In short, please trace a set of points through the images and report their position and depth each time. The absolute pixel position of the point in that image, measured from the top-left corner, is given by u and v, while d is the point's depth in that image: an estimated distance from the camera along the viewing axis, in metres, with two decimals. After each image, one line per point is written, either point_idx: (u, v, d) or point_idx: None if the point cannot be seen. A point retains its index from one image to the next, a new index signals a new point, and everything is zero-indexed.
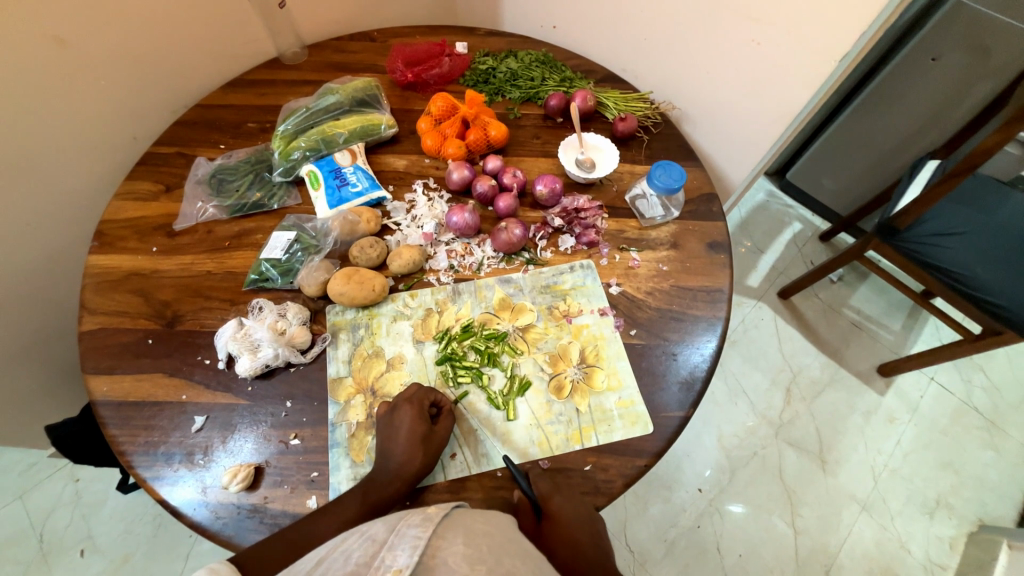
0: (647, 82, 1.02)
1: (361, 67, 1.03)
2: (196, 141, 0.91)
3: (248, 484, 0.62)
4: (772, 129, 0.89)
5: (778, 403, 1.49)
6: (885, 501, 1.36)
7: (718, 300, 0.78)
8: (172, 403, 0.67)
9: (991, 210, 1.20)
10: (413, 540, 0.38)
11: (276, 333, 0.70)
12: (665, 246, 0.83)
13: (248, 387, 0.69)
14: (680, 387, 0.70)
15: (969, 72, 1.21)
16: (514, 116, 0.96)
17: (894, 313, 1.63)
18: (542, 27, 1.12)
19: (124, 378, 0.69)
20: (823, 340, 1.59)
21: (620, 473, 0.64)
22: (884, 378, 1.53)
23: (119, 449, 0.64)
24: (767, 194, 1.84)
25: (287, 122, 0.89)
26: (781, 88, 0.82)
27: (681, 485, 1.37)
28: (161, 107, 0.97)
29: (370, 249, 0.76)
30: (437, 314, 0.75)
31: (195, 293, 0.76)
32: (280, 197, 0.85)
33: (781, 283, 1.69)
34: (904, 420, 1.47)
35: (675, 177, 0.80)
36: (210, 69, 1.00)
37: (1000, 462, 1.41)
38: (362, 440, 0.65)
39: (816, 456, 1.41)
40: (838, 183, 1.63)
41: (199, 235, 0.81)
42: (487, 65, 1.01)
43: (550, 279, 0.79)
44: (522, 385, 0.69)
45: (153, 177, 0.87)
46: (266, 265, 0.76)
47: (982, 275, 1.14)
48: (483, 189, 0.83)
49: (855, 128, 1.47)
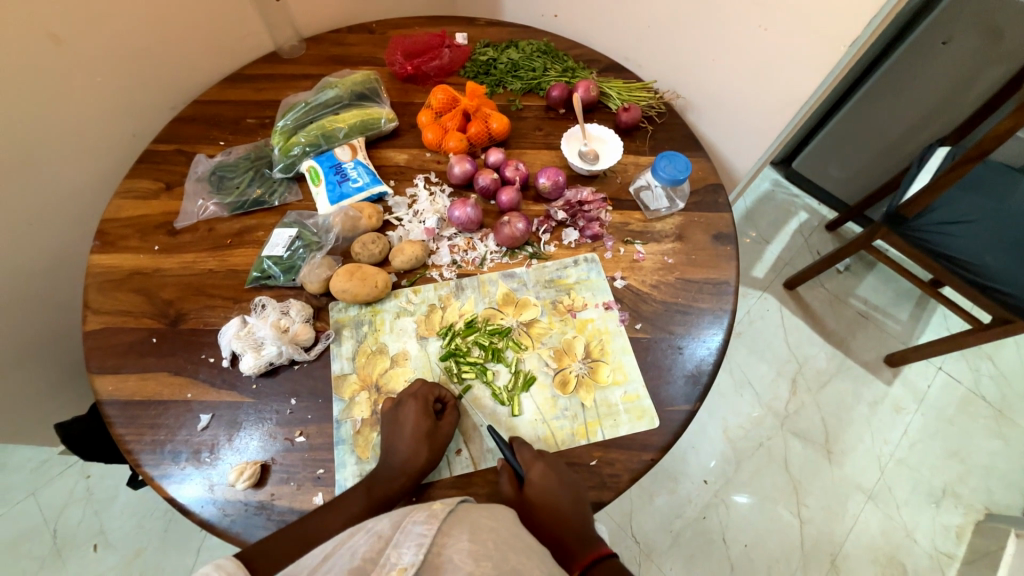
0: (651, 71, 1.01)
1: (360, 60, 1.01)
2: (196, 138, 0.90)
3: (255, 482, 0.62)
4: (779, 117, 0.87)
5: (784, 394, 1.48)
6: (891, 491, 1.35)
7: (723, 292, 0.77)
8: (178, 402, 0.67)
9: (1002, 197, 1.18)
10: (418, 538, 0.38)
11: (279, 330, 0.70)
12: (670, 238, 0.81)
13: (252, 385, 0.69)
14: (686, 381, 0.70)
15: (981, 55, 1.18)
16: (516, 107, 0.95)
17: (901, 302, 1.61)
18: (543, 16, 1.10)
19: (130, 377, 0.69)
20: (829, 331, 1.58)
21: (626, 467, 0.64)
22: (891, 368, 1.52)
23: (127, 448, 0.65)
24: (772, 183, 1.81)
25: (286, 118, 0.88)
26: (789, 75, 0.81)
27: (687, 476, 1.37)
28: (160, 104, 0.96)
29: (372, 246, 0.76)
30: (440, 310, 0.75)
31: (198, 291, 0.76)
32: (281, 193, 0.84)
33: (787, 273, 1.67)
34: (911, 410, 1.46)
35: (680, 169, 0.79)
36: (208, 65, 0.99)
37: (1008, 451, 1.40)
38: (367, 437, 0.65)
39: (822, 447, 1.41)
40: (845, 171, 1.61)
41: (201, 233, 0.81)
42: (487, 56, 1.00)
43: (554, 273, 0.78)
44: (526, 380, 0.69)
45: (153, 175, 0.86)
46: (268, 262, 0.76)
47: (993, 263, 1.13)
48: (484, 183, 0.82)
49: (862, 115, 1.44)
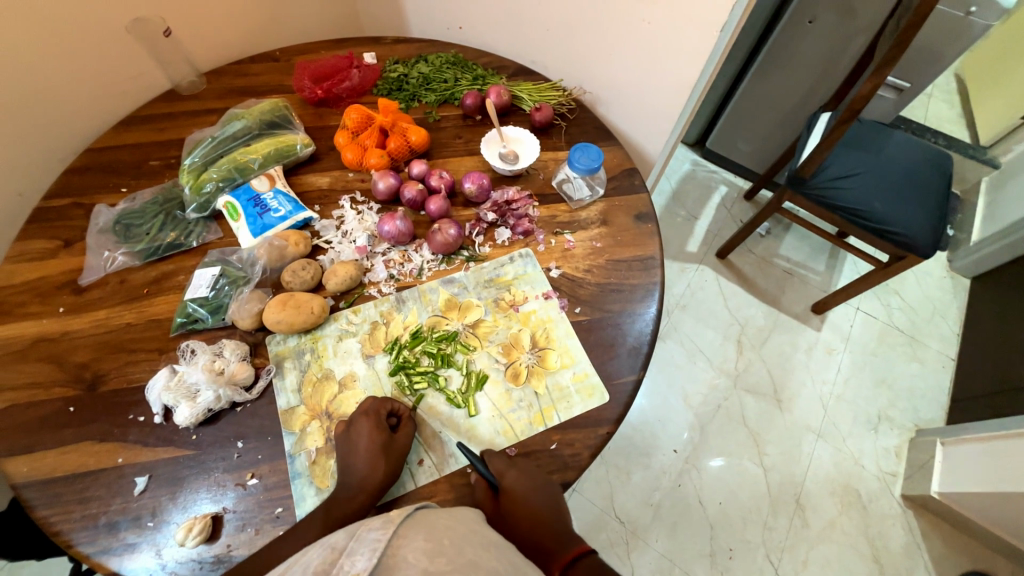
0: (557, 71, 1.06)
1: (267, 89, 0.99)
2: (94, 188, 0.84)
3: (207, 536, 0.59)
4: (676, 100, 0.95)
5: (732, 356, 1.59)
6: (836, 425, 1.49)
7: (651, 266, 0.82)
8: (108, 469, 0.62)
9: (878, 153, 1.36)
10: (373, 543, 0.37)
11: (213, 373, 0.66)
12: (596, 224, 0.86)
13: (192, 435, 0.65)
14: (629, 353, 0.74)
15: (841, 32, 1.34)
16: (433, 119, 0.97)
17: (817, 255, 1.78)
18: (448, 29, 1.13)
19: (47, 454, 0.63)
20: (761, 290, 1.71)
21: (585, 445, 0.67)
22: (818, 315, 1.67)
23: (53, 530, 0.59)
24: (691, 163, 1.95)
25: (193, 155, 0.84)
26: (677, 62, 0.88)
27: (658, 449, 1.43)
28: (46, 157, 0.89)
29: (303, 272, 0.74)
30: (384, 325, 0.74)
31: (117, 348, 0.71)
32: (199, 233, 0.81)
33: (717, 244, 1.79)
34: (841, 349, 1.61)
35: (594, 158, 0.84)
36: (98, 110, 0.93)
37: (924, 371, 1.58)
38: (324, 465, 0.64)
39: (772, 397, 1.52)
40: (751, 144, 1.76)
41: (112, 286, 0.76)
42: (398, 73, 1.01)
43: (492, 273, 0.80)
44: (479, 379, 0.70)
45: (49, 234, 0.79)
46: (192, 305, 0.72)
47: (879, 208, 1.29)
48: (411, 195, 0.83)
49: (757, 92, 1.60)
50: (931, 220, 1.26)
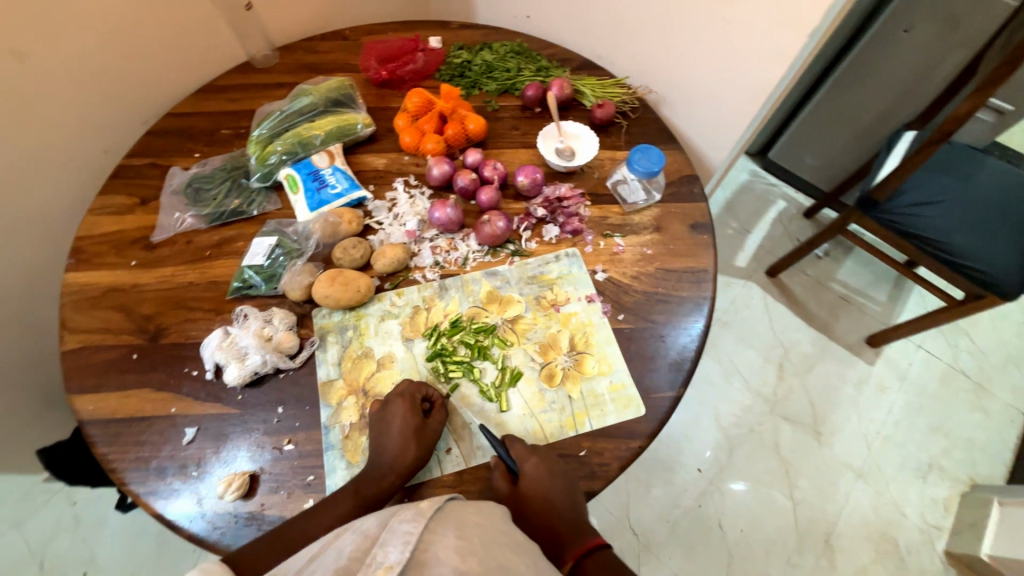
0: (624, 67, 1.02)
1: (335, 67, 1.01)
2: (170, 151, 0.89)
3: (244, 493, 0.62)
4: (748, 107, 0.90)
5: (772, 380, 1.51)
6: (879, 467, 1.39)
7: (703, 279, 0.78)
8: (162, 417, 0.67)
9: (967, 178, 1.23)
10: (405, 535, 0.38)
11: (262, 339, 0.69)
12: (649, 230, 0.83)
13: (237, 396, 0.68)
14: (670, 367, 0.71)
15: (940, 44, 1.22)
16: (492, 108, 0.96)
17: (879, 284, 1.66)
18: (516, 17, 1.11)
19: (111, 395, 0.68)
20: (812, 315, 1.61)
21: (614, 456, 0.65)
22: (873, 348, 1.55)
23: (111, 466, 0.64)
24: (750, 174, 1.85)
25: (261, 127, 0.88)
26: (756, 66, 0.83)
27: (681, 466, 1.38)
28: (131, 118, 0.95)
29: (354, 250, 0.76)
30: (425, 310, 0.75)
31: (178, 304, 0.75)
32: (260, 202, 0.84)
33: (768, 261, 1.70)
34: (894, 387, 1.50)
35: (654, 161, 0.81)
36: (182, 78, 0.98)
37: (988, 422, 1.44)
38: (357, 441, 0.65)
39: (811, 429, 1.44)
40: (819, 158, 1.65)
41: (179, 246, 0.80)
42: (461, 59, 1.00)
43: (536, 270, 0.79)
44: (514, 375, 0.70)
45: (128, 191, 0.85)
46: (249, 271, 0.76)
47: (960, 241, 1.17)
48: (463, 183, 0.83)
49: (834, 103, 1.48)
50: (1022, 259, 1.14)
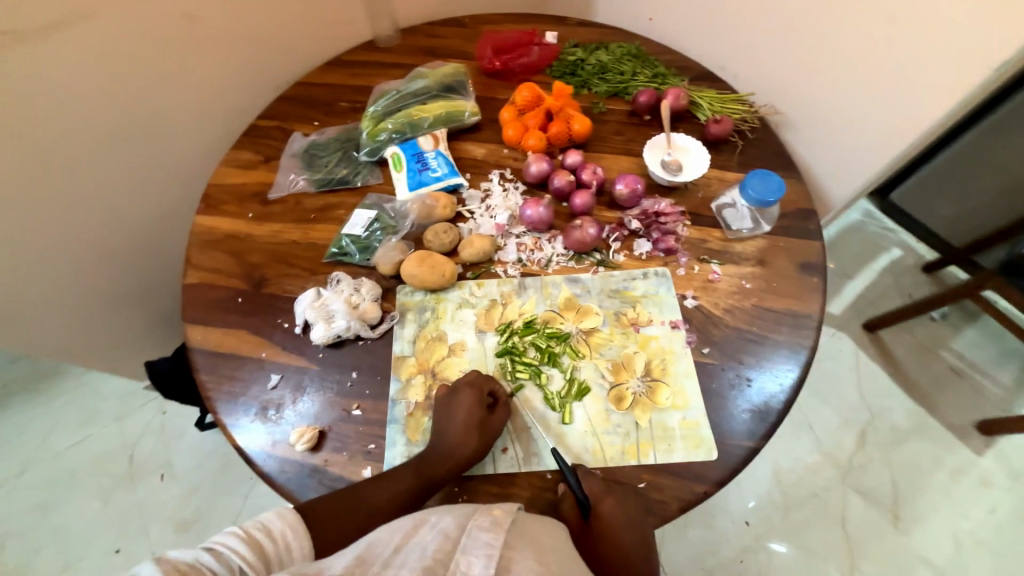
0: (748, 82, 0.94)
1: (450, 53, 1.04)
2: (294, 117, 0.97)
3: (312, 445, 0.66)
4: (892, 141, 0.79)
5: (849, 445, 1.35)
6: (966, 573, 1.20)
7: (805, 326, 0.71)
8: (253, 359, 0.73)
9: None
10: (487, 547, 0.39)
11: (349, 306, 0.73)
12: (751, 262, 0.76)
13: (318, 353, 0.73)
14: (752, 416, 0.65)
15: None
16: (599, 110, 0.93)
17: (1007, 364, 1.41)
18: (636, 18, 1.07)
19: (215, 330, 0.75)
20: (913, 384, 1.41)
21: (675, 495, 0.61)
22: (985, 436, 1.33)
23: (207, 393, 0.71)
24: (864, 215, 1.62)
25: (377, 104, 0.92)
26: (914, 96, 0.73)
27: (727, 514, 1.28)
28: (266, 83, 1.03)
29: (444, 235, 0.77)
30: (501, 306, 0.75)
31: (281, 259, 0.81)
32: (364, 175, 0.88)
33: (869, 314, 1.52)
34: (1003, 487, 1.28)
35: (772, 189, 0.74)
36: (314, 50, 1.06)
37: None
38: (418, 420, 0.67)
39: (887, 510, 1.27)
40: (955, 207, 1.44)
41: (289, 205, 0.87)
42: (575, 56, 0.98)
43: (620, 284, 0.76)
44: (580, 389, 0.67)
45: (254, 148, 0.93)
46: (346, 240, 0.80)
47: None
48: (559, 184, 0.81)
49: (989, 146, 1.27)
50: None
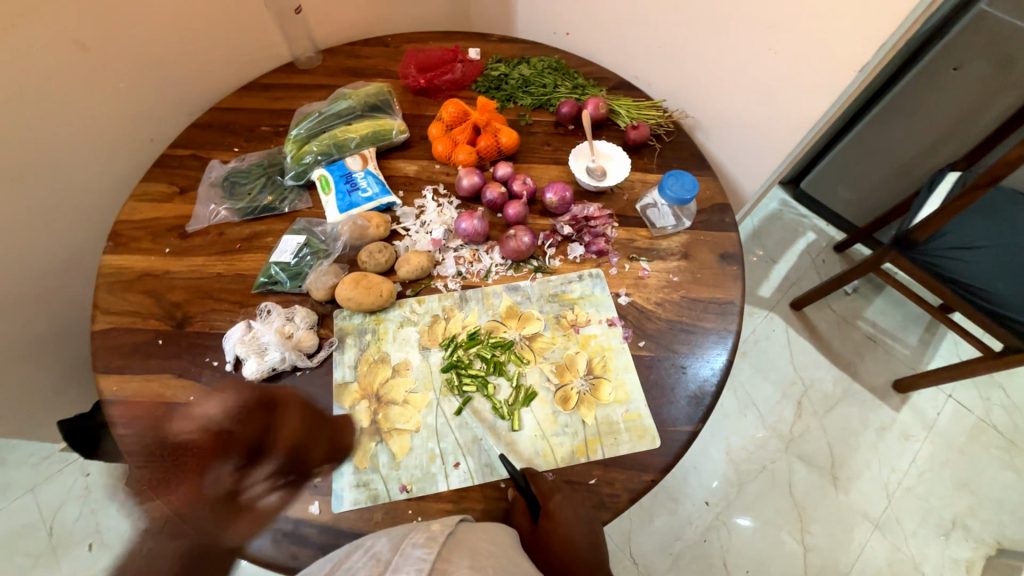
0: (660, 90, 1.01)
1: (374, 72, 1.03)
2: (211, 144, 0.92)
3: (251, 488, 0.62)
4: (787, 138, 0.88)
5: (789, 416, 1.46)
6: (898, 520, 1.32)
7: (728, 312, 0.76)
8: (180, 404, 0.68)
9: (1013, 224, 1.18)
10: (418, 562, 0.37)
11: (283, 336, 0.70)
12: (676, 256, 0.81)
13: (254, 389, 0.69)
14: (689, 401, 0.69)
15: (992, 83, 1.17)
16: (525, 122, 0.96)
17: (910, 327, 1.59)
18: (555, 33, 1.12)
19: (134, 378, 0.69)
20: (836, 353, 1.56)
21: (625, 487, 0.63)
22: (900, 394, 1.49)
23: (127, 448, 0.65)
24: (780, 204, 1.80)
25: (300, 126, 0.90)
26: (799, 97, 0.81)
27: (688, 497, 1.34)
28: (177, 110, 0.98)
29: (379, 254, 0.76)
30: (444, 320, 0.75)
31: (206, 294, 0.77)
32: (292, 200, 0.86)
33: (793, 293, 1.65)
34: (919, 437, 1.43)
35: (687, 188, 0.79)
36: (229, 74, 1.02)
37: (1019, 483, 1.36)
38: (366, 446, 0.65)
39: (827, 472, 1.38)
40: (853, 193, 1.61)
41: (211, 237, 0.82)
42: (498, 72, 1.01)
43: (558, 288, 0.78)
44: (527, 395, 0.69)
45: (168, 179, 0.88)
46: (276, 267, 0.77)
47: (1003, 289, 1.12)
48: (492, 196, 0.83)
49: (873, 138, 1.44)
50: None
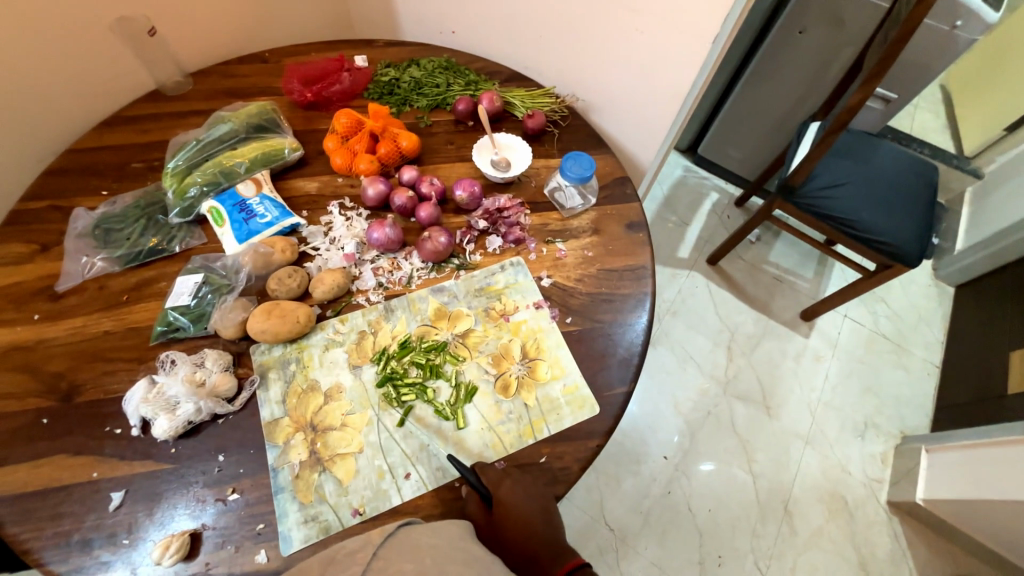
0: (551, 78, 1.05)
1: (255, 91, 0.97)
2: (73, 190, 0.82)
3: (185, 554, 0.57)
4: (669, 109, 0.95)
5: (722, 362, 1.59)
6: (824, 432, 1.50)
7: (643, 276, 0.82)
8: (82, 484, 0.60)
9: (865, 161, 1.37)
10: None
11: (193, 385, 0.64)
12: (588, 233, 0.85)
13: (170, 449, 0.63)
14: (619, 364, 0.73)
15: (830, 42, 1.35)
16: (425, 124, 0.96)
17: (806, 263, 1.80)
18: (441, 33, 1.12)
19: (18, 468, 0.61)
20: (751, 297, 1.72)
21: (575, 458, 0.66)
22: (807, 322, 1.68)
23: (23, 548, 0.57)
24: (683, 170, 1.95)
25: (177, 158, 0.82)
26: (670, 70, 0.89)
27: (648, 456, 1.43)
28: (23, 157, 0.86)
29: (289, 280, 0.73)
30: (371, 335, 0.73)
31: (95, 357, 0.68)
32: (182, 238, 0.79)
33: (707, 250, 1.80)
34: (828, 356, 1.62)
35: (585, 167, 0.84)
36: (82, 111, 0.91)
37: (909, 378, 1.60)
38: (308, 480, 0.62)
39: (761, 404, 1.53)
40: (741, 152, 1.78)
41: (90, 293, 0.73)
42: (389, 76, 1.00)
43: (482, 282, 0.79)
44: (468, 391, 0.69)
45: (24, 238, 0.77)
46: (173, 313, 0.70)
47: (867, 217, 1.30)
48: (401, 202, 0.82)
49: (748, 101, 1.61)
50: (915, 231, 1.28)
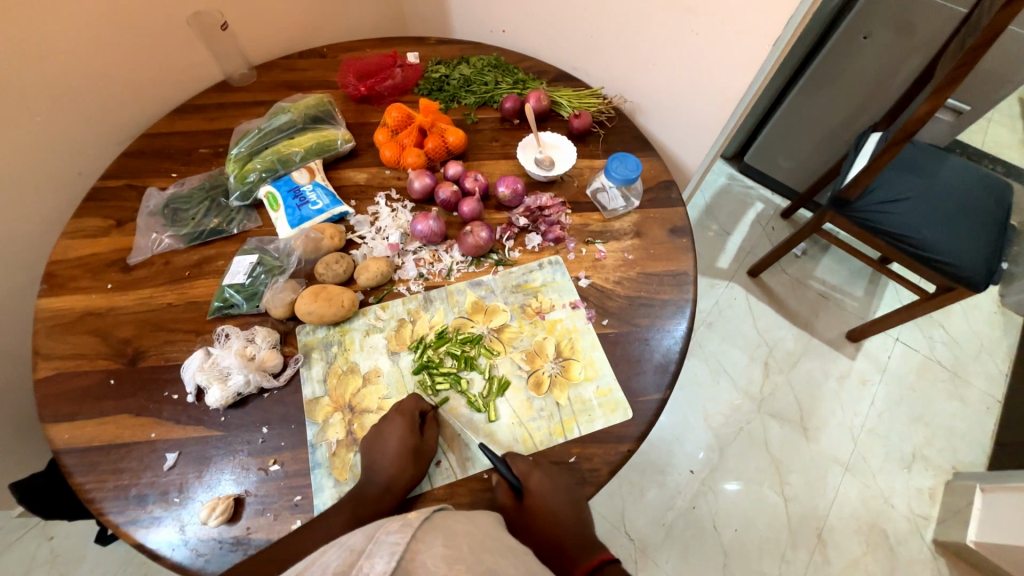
0: (599, 79, 1.05)
1: (313, 84, 1.02)
2: (147, 171, 0.88)
3: (228, 517, 0.60)
4: (720, 114, 0.92)
5: (758, 378, 1.53)
6: (866, 460, 1.41)
7: (683, 282, 0.80)
8: (141, 443, 0.65)
9: (929, 174, 1.29)
10: (391, 547, 0.39)
11: (245, 358, 0.68)
12: (629, 235, 0.85)
13: (220, 417, 0.67)
14: (655, 370, 0.72)
15: (899, 48, 1.27)
16: (471, 120, 0.97)
17: (856, 280, 1.70)
18: (492, 32, 1.14)
19: (87, 423, 0.66)
20: (794, 313, 1.64)
21: (604, 460, 0.65)
22: (853, 343, 1.59)
23: (88, 496, 0.62)
24: (727, 178, 1.89)
25: (240, 145, 0.87)
26: (724, 74, 0.86)
27: (674, 468, 1.39)
28: (105, 139, 0.94)
29: (336, 265, 0.76)
30: (410, 323, 0.75)
31: (157, 326, 0.74)
32: (240, 221, 0.83)
33: (749, 262, 1.73)
34: (876, 380, 1.53)
35: (631, 168, 0.83)
36: (158, 98, 0.98)
37: (965, 411, 1.48)
38: (344, 458, 0.65)
39: (798, 425, 1.46)
40: (792, 161, 1.71)
41: (157, 267, 0.79)
42: (439, 73, 1.02)
43: (520, 278, 0.80)
44: (501, 385, 0.70)
45: (103, 213, 0.83)
46: (229, 290, 0.75)
47: (929, 236, 1.21)
48: (445, 195, 0.83)
49: (803, 108, 1.54)
50: (985, 253, 1.18)
